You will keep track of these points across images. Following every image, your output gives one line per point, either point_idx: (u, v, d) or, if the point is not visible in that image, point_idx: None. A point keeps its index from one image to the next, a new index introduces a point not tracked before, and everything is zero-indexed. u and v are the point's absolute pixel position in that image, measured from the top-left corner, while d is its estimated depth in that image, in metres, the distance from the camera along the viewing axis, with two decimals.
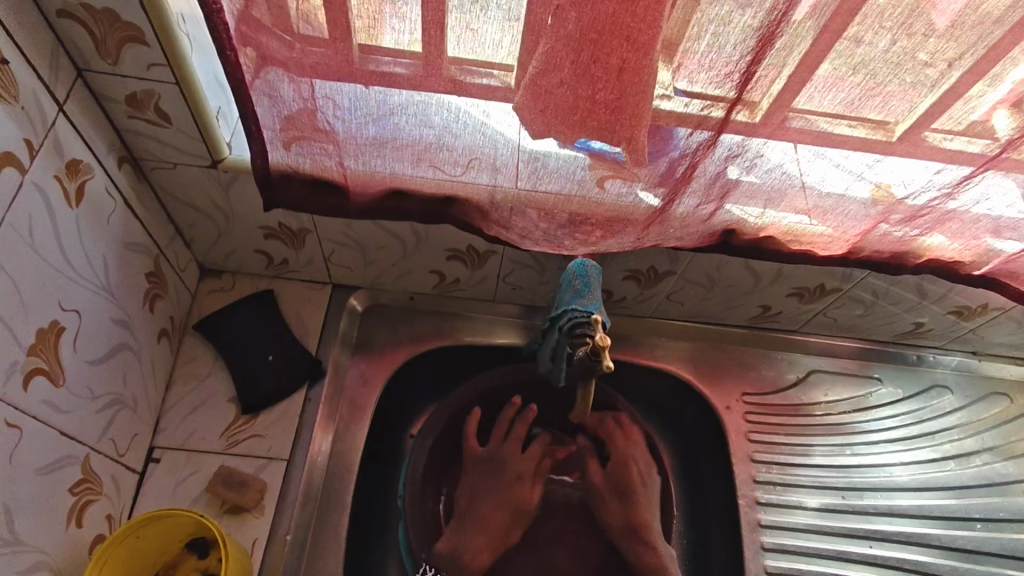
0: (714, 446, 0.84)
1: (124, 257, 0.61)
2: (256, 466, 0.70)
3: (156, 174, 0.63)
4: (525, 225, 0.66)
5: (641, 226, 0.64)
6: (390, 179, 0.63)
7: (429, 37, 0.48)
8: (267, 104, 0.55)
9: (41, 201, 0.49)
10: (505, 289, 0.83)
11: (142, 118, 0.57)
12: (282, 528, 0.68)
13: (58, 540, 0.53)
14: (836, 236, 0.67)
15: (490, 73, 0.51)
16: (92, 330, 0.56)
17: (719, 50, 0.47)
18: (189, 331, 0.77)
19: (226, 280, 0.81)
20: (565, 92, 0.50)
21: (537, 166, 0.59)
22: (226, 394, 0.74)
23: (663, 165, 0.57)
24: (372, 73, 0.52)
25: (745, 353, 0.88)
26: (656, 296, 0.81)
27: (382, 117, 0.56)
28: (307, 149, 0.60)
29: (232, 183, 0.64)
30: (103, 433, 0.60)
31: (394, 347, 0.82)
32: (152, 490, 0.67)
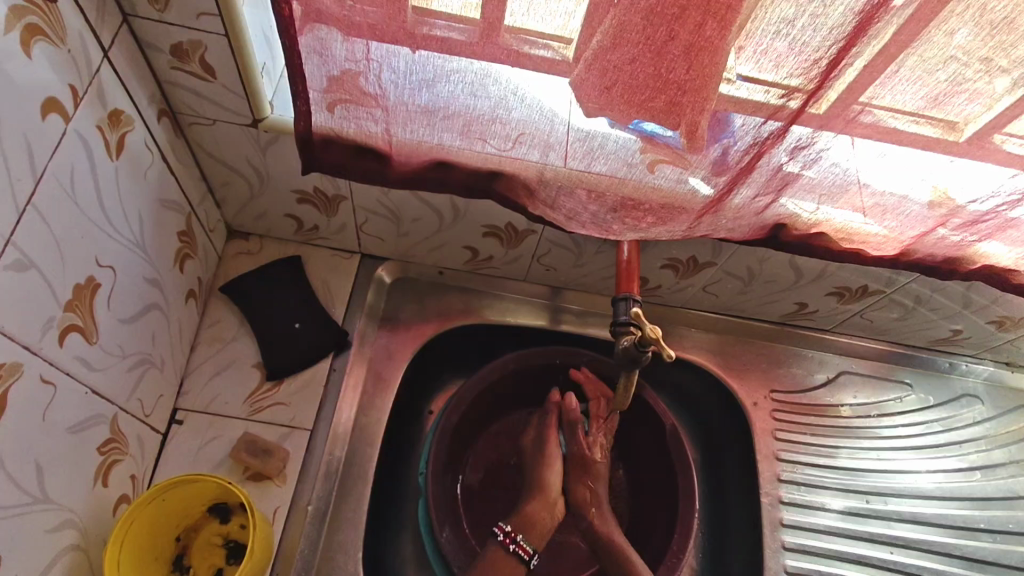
0: (739, 441, 0.83)
1: (158, 213, 0.59)
2: (280, 434, 0.69)
3: (193, 130, 0.61)
4: (572, 206, 0.63)
5: (694, 215, 0.61)
6: (435, 150, 0.60)
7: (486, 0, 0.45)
8: (317, 62, 0.52)
9: (82, 150, 0.47)
10: (537, 270, 0.81)
11: (185, 70, 0.54)
12: (304, 498, 0.67)
13: (86, 499, 0.52)
14: (890, 237, 0.65)
15: (548, 44, 0.48)
16: (125, 287, 0.55)
17: (801, 33, 0.44)
18: (215, 292, 0.75)
19: (253, 243, 0.79)
20: (636, 70, 0.47)
21: (592, 145, 0.56)
22: (251, 358, 0.73)
23: (719, 153, 0.54)
24: (425, 36, 0.49)
25: (775, 349, 0.87)
26: (691, 287, 0.79)
27: (436, 84, 0.53)
28: (352, 113, 0.57)
29: (270, 144, 0.62)
30: (131, 392, 0.58)
31: (422, 321, 0.81)
32: (174, 453, 0.66)
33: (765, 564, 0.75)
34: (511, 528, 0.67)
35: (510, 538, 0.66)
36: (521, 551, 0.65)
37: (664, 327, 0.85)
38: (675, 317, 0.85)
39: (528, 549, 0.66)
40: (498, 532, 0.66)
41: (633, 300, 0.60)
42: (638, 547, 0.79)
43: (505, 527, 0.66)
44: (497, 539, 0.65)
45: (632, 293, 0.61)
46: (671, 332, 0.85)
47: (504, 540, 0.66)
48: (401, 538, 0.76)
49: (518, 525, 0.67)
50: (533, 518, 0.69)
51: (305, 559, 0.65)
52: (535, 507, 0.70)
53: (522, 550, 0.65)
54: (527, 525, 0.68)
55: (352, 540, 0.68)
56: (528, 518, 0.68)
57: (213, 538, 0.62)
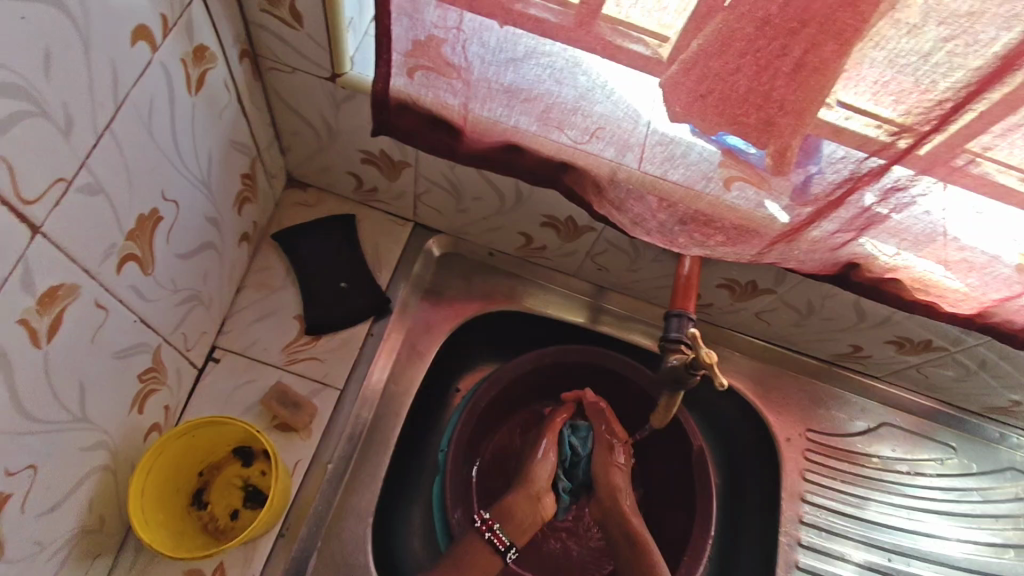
0: (766, 476, 0.81)
1: (225, 153, 0.59)
2: (311, 388, 0.69)
3: (271, 75, 0.61)
4: (640, 211, 0.61)
5: (767, 241, 0.58)
6: (511, 132, 0.58)
7: None
8: (406, 25, 0.51)
9: (163, 83, 0.46)
10: (588, 268, 0.79)
11: (274, 15, 0.53)
12: (324, 456, 0.67)
13: (121, 422, 0.53)
14: (970, 296, 0.61)
15: (642, 39, 0.46)
16: (184, 224, 0.54)
17: (927, 69, 0.40)
18: (268, 238, 0.76)
19: (311, 195, 0.79)
20: (738, 81, 0.45)
21: (673, 151, 0.54)
22: (293, 309, 0.73)
23: (801, 179, 0.51)
24: (518, 15, 0.47)
25: (819, 388, 0.84)
26: (744, 311, 0.77)
27: (524, 64, 0.51)
28: (432, 81, 0.56)
29: (346, 100, 0.62)
30: (177, 326, 0.59)
31: (465, 300, 0.80)
32: (207, 389, 0.67)
33: None
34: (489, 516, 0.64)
35: (487, 526, 0.63)
36: (497, 542, 0.62)
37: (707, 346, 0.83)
38: (720, 337, 0.82)
39: (505, 540, 0.63)
40: (475, 519, 0.63)
41: (687, 318, 0.57)
42: None
43: (483, 514, 0.64)
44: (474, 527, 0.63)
45: (688, 310, 0.58)
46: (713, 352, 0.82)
47: (482, 526, 0.63)
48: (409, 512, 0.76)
49: (497, 513, 0.65)
50: (512, 509, 0.65)
51: (318, 515, 0.66)
52: (524, 513, 0.65)
53: (498, 541, 0.62)
54: (507, 516, 0.65)
55: (365, 505, 0.69)
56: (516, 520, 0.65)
57: (234, 479, 0.63)
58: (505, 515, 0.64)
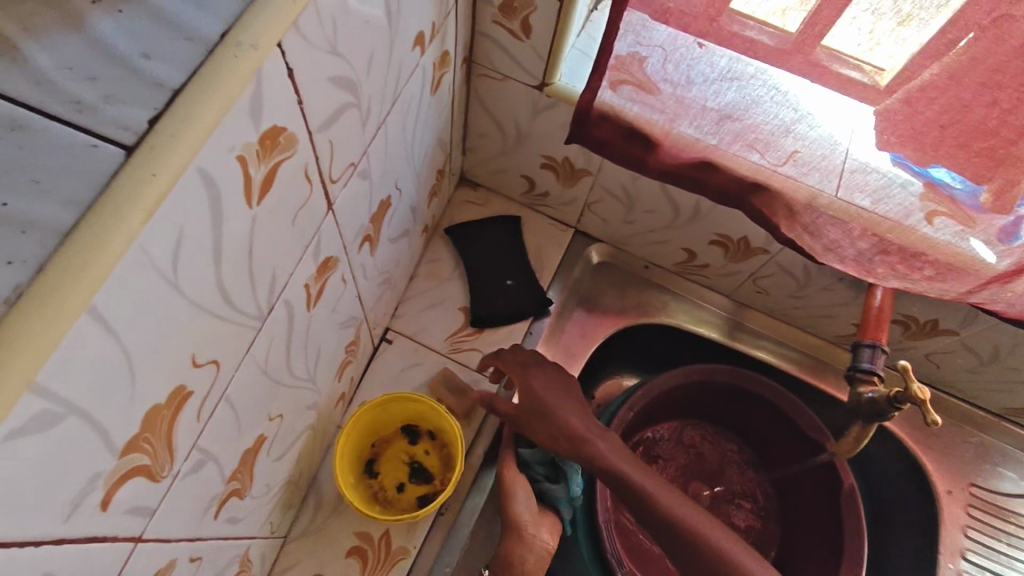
0: (918, 528, 0.76)
1: (433, 150, 0.63)
2: (472, 378, 0.73)
3: (481, 81, 0.65)
4: (837, 237, 0.59)
5: (981, 280, 0.55)
6: (710, 149, 0.59)
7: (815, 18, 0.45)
8: (631, 41, 0.53)
9: (419, 83, 0.50)
10: (748, 289, 0.78)
11: (504, 27, 0.57)
12: (480, 447, 0.70)
13: (328, 388, 0.58)
14: None
15: (859, 65, 0.47)
16: (398, 212, 0.59)
17: None
18: (440, 233, 0.81)
19: (480, 194, 0.83)
20: (991, 115, 0.44)
21: (883, 180, 0.54)
22: (460, 302, 0.77)
23: (1014, 221, 0.50)
24: (733, 35, 0.49)
25: (988, 442, 0.78)
26: (913, 351, 0.73)
27: (747, 84, 0.53)
28: (641, 95, 0.57)
29: (547, 108, 0.64)
30: (374, 305, 0.64)
31: (620, 309, 0.81)
32: (381, 367, 0.73)
33: None
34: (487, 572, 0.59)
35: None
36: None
37: None
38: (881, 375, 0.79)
39: None
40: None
41: (881, 349, 0.57)
42: None
43: None
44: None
45: (880, 341, 0.57)
46: None
47: None
48: None
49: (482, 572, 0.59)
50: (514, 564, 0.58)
51: (474, 500, 0.69)
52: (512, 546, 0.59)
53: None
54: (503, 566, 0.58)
55: None
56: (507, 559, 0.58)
57: (402, 454, 0.68)
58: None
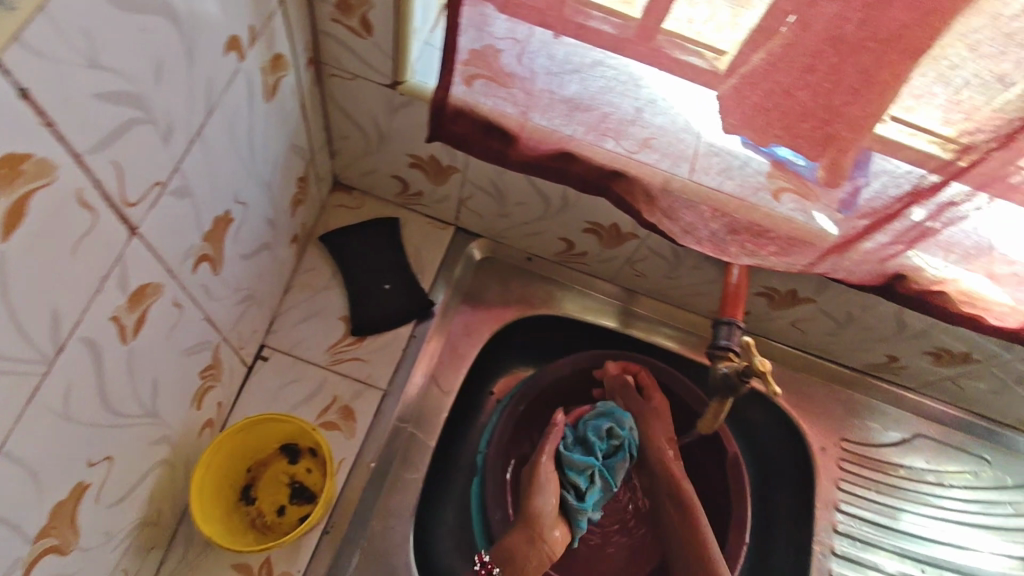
0: (796, 482, 0.82)
1: (288, 156, 0.60)
2: (354, 389, 0.71)
3: (332, 81, 0.62)
4: (692, 220, 0.61)
5: (820, 252, 0.59)
6: (566, 140, 0.59)
7: (652, 7, 0.45)
8: (473, 36, 0.52)
9: (245, 90, 0.46)
10: (626, 274, 0.80)
11: (343, 25, 0.54)
12: (368, 455, 0.69)
13: (182, 417, 0.55)
14: (1017, 309, 0.61)
15: (698, 52, 0.47)
16: (248, 224, 0.55)
17: (995, 90, 0.42)
18: (312, 241, 0.77)
19: (355, 198, 0.80)
20: (806, 97, 0.46)
21: (729, 162, 0.55)
22: (338, 310, 0.74)
23: (848, 192, 0.53)
24: (578, 26, 0.49)
25: (853, 399, 0.84)
26: (780, 319, 0.78)
27: (590, 75, 0.52)
28: (494, 90, 0.57)
29: (402, 107, 0.63)
30: (234, 325, 0.61)
31: (502, 303, 0.82)
32: (255, 387, 0.69)
33: None
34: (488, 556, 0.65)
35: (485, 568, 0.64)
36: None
37: None
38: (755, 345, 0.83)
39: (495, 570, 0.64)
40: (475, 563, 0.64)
41: (736, 326, 0.59)
42: None
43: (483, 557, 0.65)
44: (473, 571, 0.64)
45: (736, 318, 0.60)
46: None
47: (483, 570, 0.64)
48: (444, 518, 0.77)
49: (496, 556, 0.64)
50: (516, 553, 0.64)
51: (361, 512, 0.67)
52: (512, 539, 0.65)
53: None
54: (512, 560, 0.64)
55: (405, 505, 0.70)
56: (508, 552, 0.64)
57: (280, 475, 0.65)
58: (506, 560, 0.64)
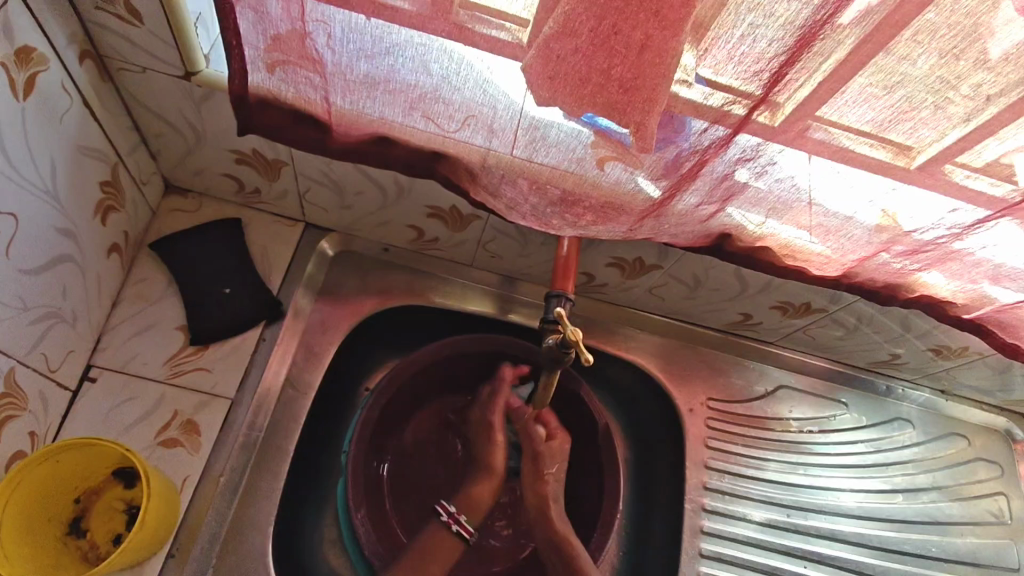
0: (669, 443, 0.85)
1: (77, 161, 0.57)
2: (197, 402, 0.67)
3: (122, 76, 0.58)
4: (513, 196, 0.61)
5: (635, 217, 0.60)
6: (378, 124, 0.58)
7: None
8: (252, 18, 0.49)
9: None
10: (483, 256, 0.80)
11: (110, 13, 0.51)
12: (216, 469, 0.65)
13: None
14: (833, 259, 0.65)
15: (502, 25, 0.46)
16: (32, 234, 0.53)
17: (753, 43, 0.43)
18: (144, 249, 0.72)
19: (192, 201, 0.76)
20: (579, 62, 0.45)
21: (535, 135, 0.54)
22: (176, 321, 0.70)
23: (669, 155, 0.53)
24: (373, 3, 0.46)
25: (718, 358, 0.87)
26: (637, 288, 0.79)
27: (375, 54, 0.50)
28: (291, 75, 0.54)
29: (205, 99, 0.59)
30: (34, 345, 0.57)
31: (361, 296, 0.80)
32: (82, 412, 0.63)
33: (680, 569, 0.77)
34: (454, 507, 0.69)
35: (453, 518, 0.67)
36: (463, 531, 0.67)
37: (607, 326, 0.84)
38: (620, 316, 0.84)
39: (469, 529, 0.68)
40: (442, 512, 0.68)
41: (566, 298, 0.60)
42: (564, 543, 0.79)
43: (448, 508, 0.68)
44: (440, 520, 0.67)
45: (566, 290, 0.61)
46: (614, 330, 0.84)
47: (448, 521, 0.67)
48: (320, 518, 0.76)
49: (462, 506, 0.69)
50: (476, 497, 0.70)
51: (212, 530, 0.64)
52: (474, 485, 0.71)
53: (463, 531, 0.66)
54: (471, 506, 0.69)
55: (263, 514, 0.68)
56: (472, 497, 0.70)
57: (116, 502, 0.60)
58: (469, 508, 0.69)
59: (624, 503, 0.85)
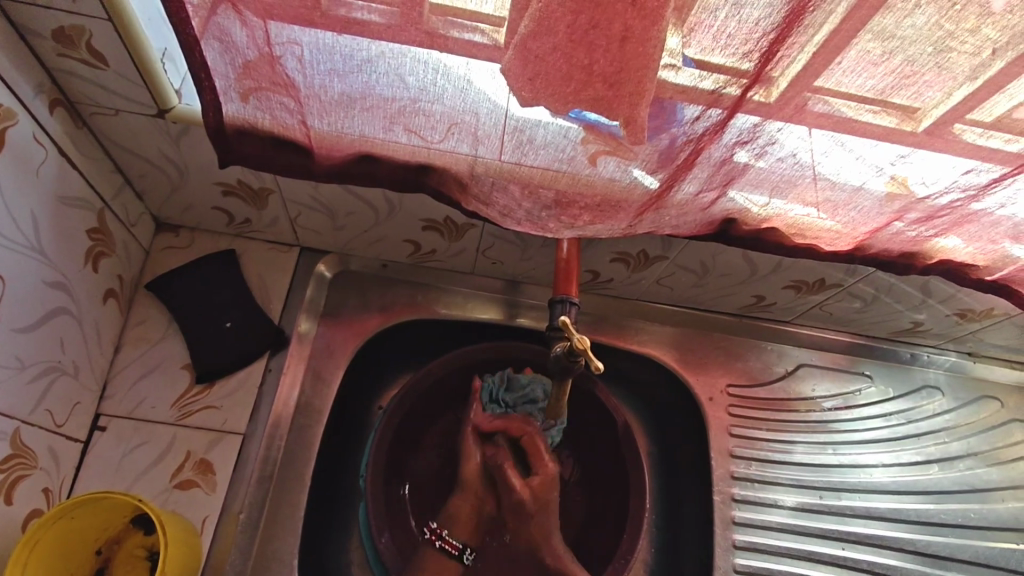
0: (694, 433, 0.83)
1: (60, 212, 0.56)
2: (209, 440, 0.66)
3: (97, 120, 0.57)
4: (507, 202, 0.60)
5: (634, 212, 0.59)
6: (359, 142, 0.56)
7: None
8: (218, 49, 0.47)
9: None
10: (485, 263, 0.79)
11: (75, 58, 0.50)
12: (235, 506, 0.64)
13: None
14: (844, 233, 0.62)
15: (476, 28, 0.43)
16: (20, 294, 0.52)
17: (743, 23, 0.40)
18: (142, 289, 0.71)
19: (184, 237, 0.75)
20: (559, 60, 0.43)
21: (522, 138, 0.52)
22: (180, 360, 0.69)
23: (663, 144, 0.51)
24: (341, 20, 0.44)
25: (734, 342, 0.85)
26: (645, 280, 0.77)
27: (348, 73, 0.49)
28: (266, 102, 0.52)
29: (183, 135, 0.58)
30: (37, 403, 0.56)
31: (365, 315, 0.79)
32: (95, 462, 0.63)
33: (714, 563, 0.75)
34: (437, 525, 0.67)
35: (435, 535, 0.65)
36: (448, 548, 0.65)
37: (618, 321, 0.83)
38: (630, 310, 0.82)
39: (456, 544, 0.65)
40: (424, 531, 0.66)
41: (570, 303, 0.59)
42: (589, 549, 0.78)
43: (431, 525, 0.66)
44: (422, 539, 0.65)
45: (570, 295, 0.60)
46: (625, 325, 0.82)
47: (431, 538, 0.65)
48: (345, 544, 0.75)
49: (443, 519, 0.67)
50: (457, 514, 0.67)
51: (234, 570, 0.63)
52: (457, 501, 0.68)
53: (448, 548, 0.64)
54: (453, 519, 0.67)
55: (286, 549, 0.67)
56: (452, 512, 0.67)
57: (136, 550, 0.59)
58: (451, 522, 0.66)
59: (653, 501, 0.83)
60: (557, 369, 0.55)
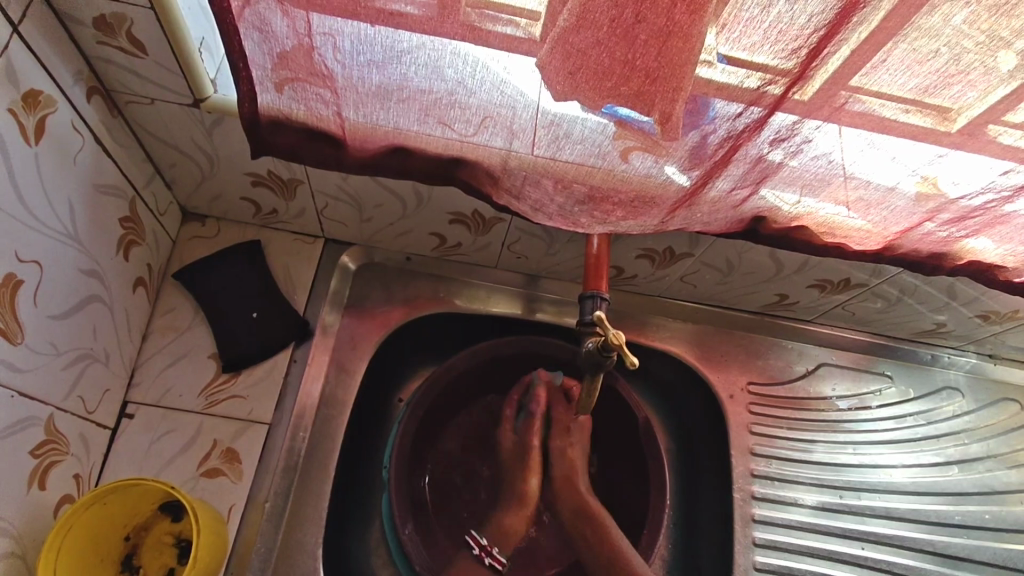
0: (713, 430, 0.83)
1: (95, 200, 0.57)
2: (235, 429, 0.66)
3: (131, 108, 0.57)
4: (538, 197, 0.60)
5: (667, 208, 0.59)
6: (393, 134, 0.56)
7: None
8: (257, 39, 0.47)
9: None
10: (508, 257, 0.79)
11: (113, 45, 0.50)
12: (261, 494, 0.65)
13: (18, 504, 0.50)
14: (874, 233, 0.62)
15: (515, 21, 0.43)
16: (55, 280, 0.53)
17: (788, 21, 0.40)
18: (168, 278, 0.71)
19: (211, 227, 0.75)
20: (600, 55, 0.43)
21: (558, 132, 0.52)
22: (207, 349, 0.69)
23: (699, 141, 0.51)
24: (380, 11, 0.44)
25: (754, 340, 0.85)
26: (668, 277, 0.77)
27: (386, 64, 0.49)
28: (301, 93, 0.52)
29: (216, 125, 0.58)
30: (70, 390, 0.56)
31: (388, 307, 0.79)
32: (124, 450, 0.63)
33: (734, 560, 0.75)
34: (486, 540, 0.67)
35: (486, 551, 0.66)
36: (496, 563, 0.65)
37: (639, 317, 0.83)
38: (651, 307, 0.83)
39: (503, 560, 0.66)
40: (472, 546, 0.66)
41: (600, 298, 0.59)
42: None
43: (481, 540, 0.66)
44: (472, 554, 0.65)
45: (600, 291, 0.60)
46: (646, 321, 0.83)
47: (479, 552, 0.66)
48: (367, 534, 0.76)
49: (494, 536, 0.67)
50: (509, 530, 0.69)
51: (261, 558, 0.64)
52: (506, 515, 0.69)
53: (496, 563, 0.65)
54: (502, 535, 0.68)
55: (311, 538, 0.67)
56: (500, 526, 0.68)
57: (164, 537, 0.60)
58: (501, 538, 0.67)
59: (672, 497, 0.84)
60: (589, 365, 0.55)
